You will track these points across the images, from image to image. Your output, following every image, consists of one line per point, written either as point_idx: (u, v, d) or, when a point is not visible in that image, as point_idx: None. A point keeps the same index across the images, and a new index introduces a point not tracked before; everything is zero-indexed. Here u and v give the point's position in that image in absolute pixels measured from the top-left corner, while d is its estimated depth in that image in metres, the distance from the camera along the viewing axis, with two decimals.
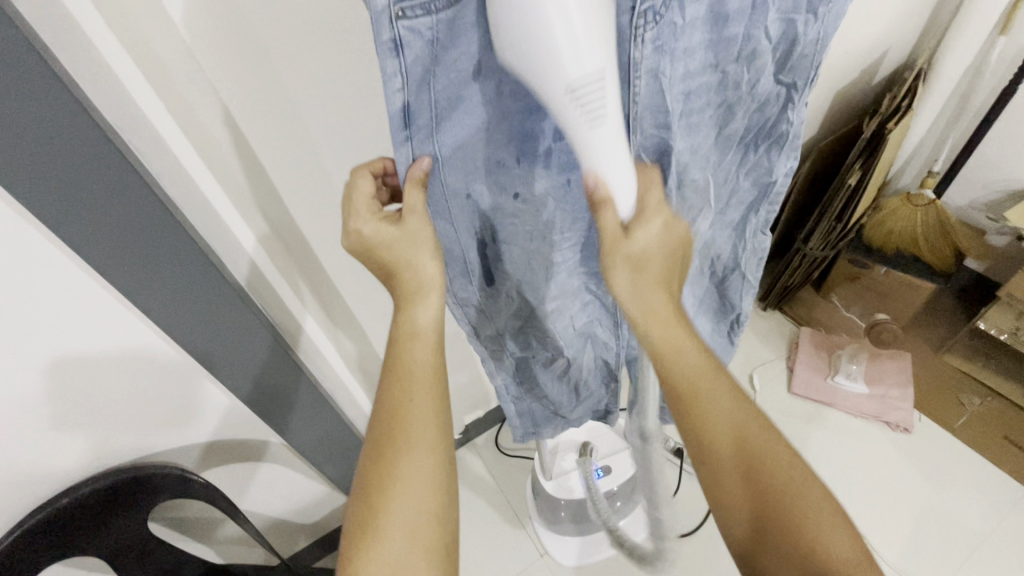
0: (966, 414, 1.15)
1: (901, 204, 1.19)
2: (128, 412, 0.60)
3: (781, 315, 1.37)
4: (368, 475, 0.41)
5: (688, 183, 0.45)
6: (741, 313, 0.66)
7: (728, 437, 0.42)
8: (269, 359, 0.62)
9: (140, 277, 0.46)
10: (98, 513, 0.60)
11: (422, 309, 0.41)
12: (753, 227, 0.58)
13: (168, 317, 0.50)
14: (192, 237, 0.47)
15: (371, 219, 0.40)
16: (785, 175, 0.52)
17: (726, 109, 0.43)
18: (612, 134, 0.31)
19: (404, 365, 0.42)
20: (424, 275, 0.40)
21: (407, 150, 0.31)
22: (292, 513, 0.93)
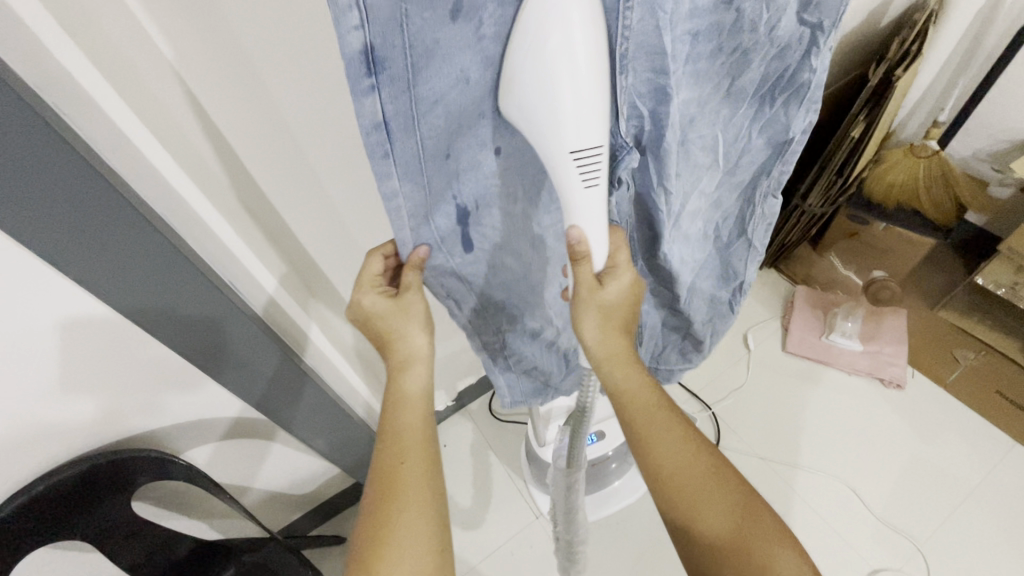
0: (959, 369, 1.15)
1: (902, 156, 1.15)
2: (99, 402, 0.56)
3: (778, 274, 1.35)
4: (367, 544, 0.43)
5: (691, 138, 0.41)
6: (743, 281, 0.62)
7: (673, 468, 0.47)
8: (248, 343, 0.58)
9: (91, 262, 0.42)
10: (81, 497, 0.58)
11: (410, 376, 0.48)
12: (763, 191, 0.54)
13: (124, 302, 0.46)
14: (147, 219, 0.42)
15: (373, 292, 0.46)
16: (803, 133, 0.47)
17: (739, 57, 0.38)
18: (601, 195, 0.35)
19: (396, 437, 0.46)
20: (413, 347, 0.48)
21: (373, 102, 0.26)
22: (288, 486, 0.92)
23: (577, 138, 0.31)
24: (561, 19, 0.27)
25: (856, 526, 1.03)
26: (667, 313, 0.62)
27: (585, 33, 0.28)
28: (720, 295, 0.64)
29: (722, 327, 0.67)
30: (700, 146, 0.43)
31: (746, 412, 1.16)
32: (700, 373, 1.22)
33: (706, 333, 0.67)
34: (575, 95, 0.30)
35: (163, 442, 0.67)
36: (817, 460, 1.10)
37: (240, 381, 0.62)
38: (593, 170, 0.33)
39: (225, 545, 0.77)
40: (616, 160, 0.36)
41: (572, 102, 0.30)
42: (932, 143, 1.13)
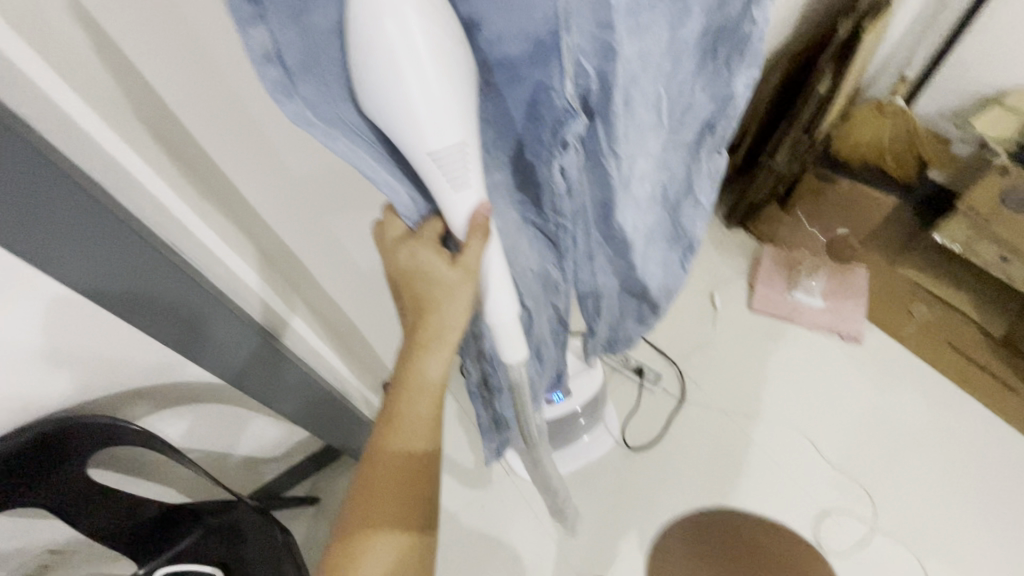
0: (915, 322, 1.20)
1: (869, 113, 1.14)
2: (48, 372, 0.55)
3: (746, 234, 1.36)
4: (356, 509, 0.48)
5: (638, 99, 0.39)
6: (693, 239, 0.61)
7: None
8: (200, 306, 0.55)
9: (19, 226, 0.39)
10: (24, 465, 0.57)
11: (432, 363, 0.44)
12: (707, 148, 0.53)
13: (63, 267, 0.44)
14: (74, 178, 0.39)
15: (433, 252, 0.39)
16: (745, 90, 0.47)
17: (681, 6, 0.37)
18: (475, 196, 0.36)
19: (400, 416, 0.45)
20: (447, 330, 0.43)
21: (263, 34, 0.26)
22: (259, 451, 0.92)
23: (434, 141, 0.32)
24: (389, 20, 0.27)
25: (813, 472, 1.08)
26: (621, 285, 0.61)
27: (421, 22, 0.28)
28: (671, 258, 0.62)
29: (676, 286, 0.66)
30: (646, 108, 0.40)
31: (713, 368, 1.19)
32: (668, 331, 1.24)
33: (661, 297, 0.66)
34: (423, 88, 0.30)
35: (118, 408, 0.65)
36: (779, 413, 1.14)
37: (194, 348, 0.59)
38: (459, 172, 0.34)
39: (193, 508, 0.74)
40: (563, 123, 0.35)
41: (425, 112, 0.30)
42: (898, 100, 1.13)
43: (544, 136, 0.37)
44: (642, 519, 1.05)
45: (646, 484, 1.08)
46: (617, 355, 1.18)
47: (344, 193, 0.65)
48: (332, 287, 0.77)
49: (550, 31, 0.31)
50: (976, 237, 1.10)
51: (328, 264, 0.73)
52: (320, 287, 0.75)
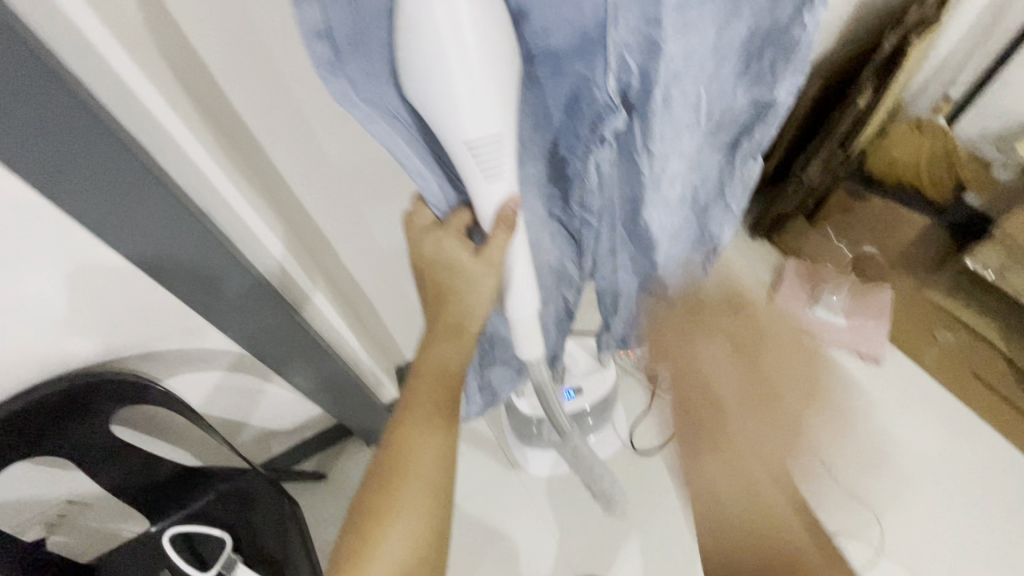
0: (936, 348, 1.17)
1: (907, 130, 1.11)
2: (80, 328, 0.57)
3: (768, 244, 1.36)
4: (369, 501, 0.46)
5: (678, 99, 0.38)
6: (719, 244, 0.60)
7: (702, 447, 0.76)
8: (228, 276, 0.56)
9: (73, 188, 0.41)
10: (44, 419, 0.59)
11: (451, 350, 0.45)
12: (743, 152, 0.53)
13: (109, 227, 0.45)
14: (123, 142, 0.40)
15: (457, 243, 0.40)
16: (787, 96, 0.47)
17: (732, 6, 0.36)
18: (506, 189, 0.36)
19: (417, 404, 0.46)
20: (467, 320, 0.44)
21: (315, 11, 0.27)
22: (272, 424, 0.94)
23: (471, 129, 0.32)
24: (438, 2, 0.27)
25: None
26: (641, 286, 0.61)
27: (469, 5, 0.28)
28: (693, 262, 0.62)
29: None
30: (686, 109, 0.40)
31: None
32: None
33: None
34: (466, 75, 0.30)
35: (143, 369, 0.67)
36: None
37: (221, 314, 0.61)
38: (491, 162, 0.34)
39: (205, 471, 0.76)
40: (603, 118, 0.36)
41: (466, 102, 0.31)
42: (939, 120, 1.11)
43: (582, 130, 0.39)
44: (644, 523, 1.05)
45: (650, 488, 1.08)
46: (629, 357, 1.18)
47: (369, 173, 0.66)
48: (351, 264, 0.79)
49: (597, 23, 0.32)
50: (1012, 264, 1.04)
51: (350, 241, 0.75)
52: (339, 262, 0.77)
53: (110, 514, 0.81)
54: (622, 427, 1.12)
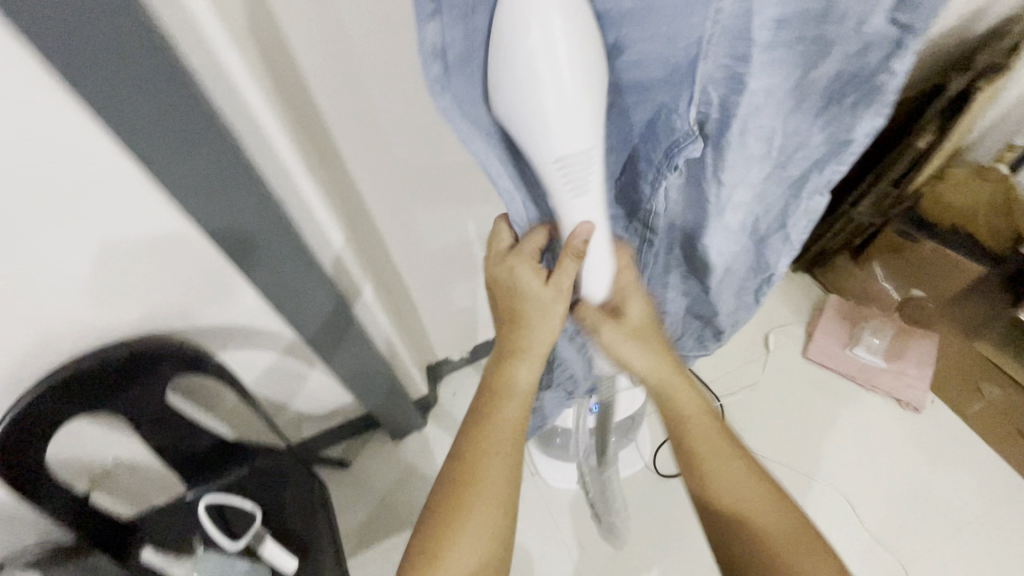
0: (981, 402, 1.11)
1: (969, 176, 1.03)
2: (148, 294, 0.61)
3: (811, 279, 1.35)
4: (444, 508, 0.47)
5: (754, 132, 0.39)
6: (774, 274, 0.61)
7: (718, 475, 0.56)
8: (292, 261, 0.60)
9: (175, 172, 0.44)
10: (115, 380, 0.63)
11: (521, 369, 0.49)
12: (811, 189, 0.51)
13: (199, 210, 0.49)
14: (225, 136, 0.43)
15: (529, 270, 0.44)
16: (865, 136, 0.46)
17: (818, 48, 0.37)
18: (589, 204, 0.38)
19: (491, 418, 0.49)
20: (534, 342, 0.48)
21: (435, 30, 0.29)
22: (308, 408, 0.98)
23: (560, 145, 0.33)
24: (543, 32, 0.29)
25: (845, 539, 1.04)
26: (692, 305, 0.63)
27: (572, 30, 0.29)
28: (748, 287, 0.63)
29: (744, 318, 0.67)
30: (760, 143, 0.40)
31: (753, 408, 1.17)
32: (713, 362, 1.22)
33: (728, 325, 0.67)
34: (559, 91, 0.31)
35: (202, 341, 0.71)
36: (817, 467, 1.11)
37: (281, 297, 0.64)
38: (578, 177, 0.36)
39: (245, 446, 0.79)
40: (680, 147, 0.37)
41: (555, 117, 0.32)
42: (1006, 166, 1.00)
43: (656, 156, 0.39)
44: (662, 547, 1.04)
45: (668, 511, 1.07)
46: None
47: (427, 171, 0.70)
48: (400, 260, 0.83)
49: (688, 58, 0.33)
50: None
51: (402, 237, 0.79)
52: (388, 256, 0.80)
53: (152, 478, 0.85)
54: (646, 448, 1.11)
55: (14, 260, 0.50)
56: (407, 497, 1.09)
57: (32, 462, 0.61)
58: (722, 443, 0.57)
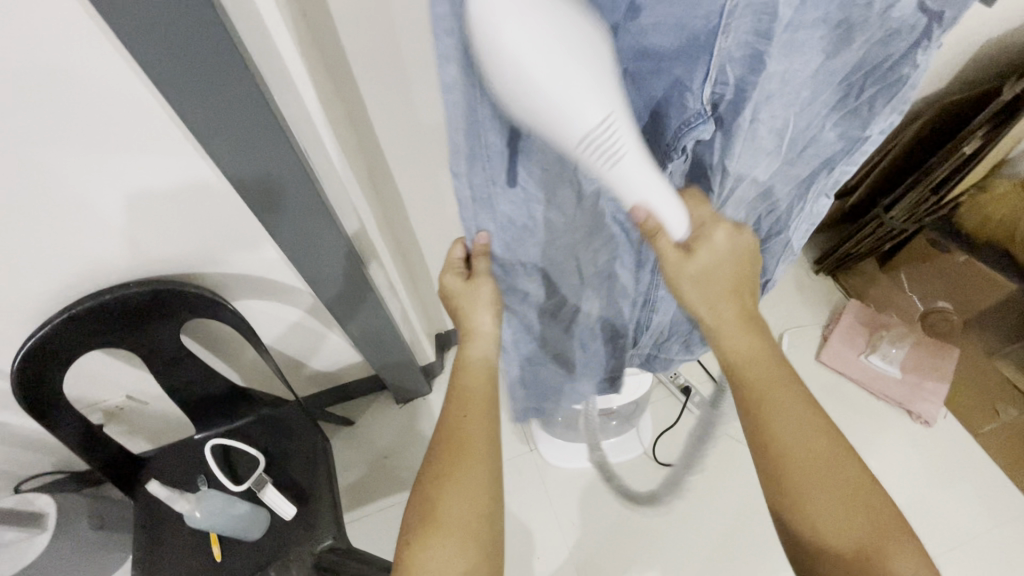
0: (996, 423, 1.08)
1: (1012, 189, 0.99)
2: (171, 237, 0.61)
3: (832, 282, 1.31)
4: (430, 471, 0.49)
5: (765, 119, 0.38)
6: (770, 278, 0.61)
7: (791, 435, 0.44)
8: (310, 216, 0.59)
9: (200, 112, 0.44)
10: (131, 318, 0.64)
11: (474, 346, 0.55)
12: (816, 185, 0.51)
13: (221, 153, 0.48)
14: (254, 80, 0.42)
15: (451, 275, 0.52)
16: (879, 133, 0.46)
17: (842, 34, 0.35)
18: (634, 164, 0.32)
19: (463, 389, 0.53)
20: (479, 325, 0.53)
21: None
22: (317, 364, 0.99)
23: (581, 119, 0.28)
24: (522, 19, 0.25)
25: None
26: None
27: None
28: None
29: None
30: (770, 132, 0.40)
31: None
32: None
33: None
34: (556, 67, 0.27)
35: (218, 287, 0.72)
36: None
37: (297, 251, 0.64)
38: (614, 147, 0.31)
39: (251, 395, 0.80)
40: (690, 126, 0.35)
41: (562, 96, 0.27)
42: None
43: (664, 139, 0.38)
44: (652, 535, 1.04)
45: (663, 501, 1.07)
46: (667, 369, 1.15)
47: None
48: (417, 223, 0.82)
49: (709, 29, 0.31)
50: None
51: (422, 201, 0.78)
52: (406, 221, 0.80)
53: (163, 415, 0.88)
54: (647, 435, 1.11)
55: (40, 190, 0.51)
56: (405, 462, 1.11)
57: (49, 388, 0.63)
58: (791, 391, 0.45)
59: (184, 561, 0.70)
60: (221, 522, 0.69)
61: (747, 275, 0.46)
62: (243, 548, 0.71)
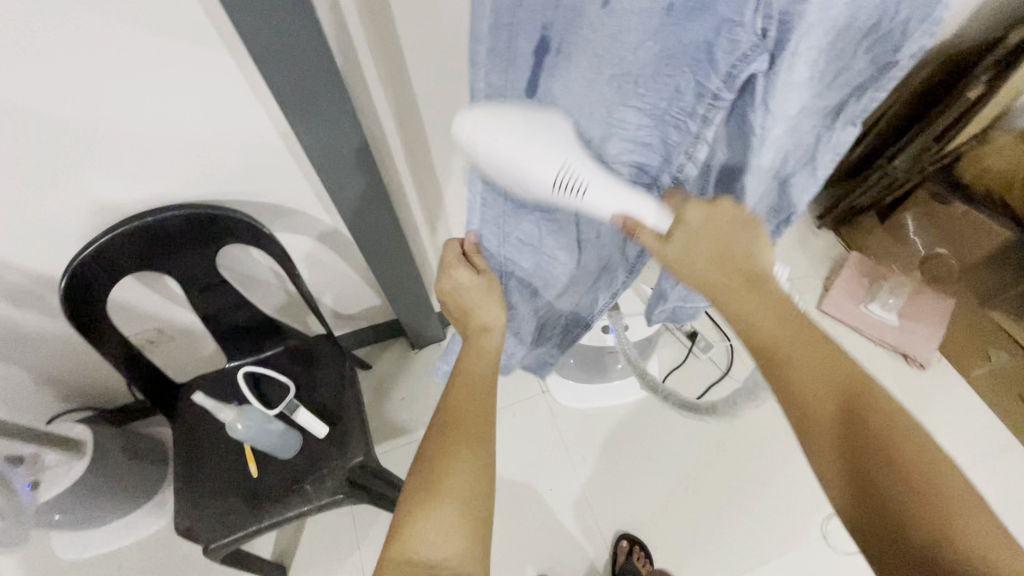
0: (988, 366, 1.12)
1: (1012, 140, 1.00)
2: (210, 157, 0.64)
3: (835, 236, 1.37)
4: (433, 449, 0.50)
5: (803, 54, 0.34)
6: (794, 213, 0.55)
7: (814, 391, 0.40)
8: (345, 145, 0.61)
9: (254, 33, 0.45)
10: (172, 241, 0.67)
11: (488, 338, 0.59)
12: (849, 118, 0.45)
13: (271, 77, 0.50)
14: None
15: (460, 267, 0.54)
16: (912, 57, 0.39)
17: None
18: (600, 199, 0.40)
19: (466, 374, 0.57)
20: (491, 317, 0.58)
21: None
22: (341, 304, 1.04)
23: (542, 174, 0.39)
24: (490, 126, 0.37)
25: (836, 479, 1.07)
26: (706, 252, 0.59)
27: None
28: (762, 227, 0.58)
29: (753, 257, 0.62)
30: (805, 65, 0.35)
31: None
32: None
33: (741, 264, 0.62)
34: (508, 141, 0.37)
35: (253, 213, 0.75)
36: None
37: (331, 181, 0.66)
38: (578, 183, 0.39)
39: (280, 325, 0.83)
40: (745, 61, 0.34)
41: (523, 167, 0.38)
42: None
43: (711, 82, 0.36)
44: (655, 469, 1.08)
45: (665, 437, 1.11)
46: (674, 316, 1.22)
47: None
48: (446, 181, 0.81)
49: None
50: None
51: None
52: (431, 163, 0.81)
53: (194, 348, 0.91)
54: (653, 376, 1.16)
55: (88, 102, 0.53)
56: (421, 403, 1.15)
57: (92, 309, 0.66)
58: (806, 352, 0.42)
59: (225, 474, 0.74)
60: (260, 437, 0.73)
61: (734, 246, 0.45)
62: (278, 465, 0.75)
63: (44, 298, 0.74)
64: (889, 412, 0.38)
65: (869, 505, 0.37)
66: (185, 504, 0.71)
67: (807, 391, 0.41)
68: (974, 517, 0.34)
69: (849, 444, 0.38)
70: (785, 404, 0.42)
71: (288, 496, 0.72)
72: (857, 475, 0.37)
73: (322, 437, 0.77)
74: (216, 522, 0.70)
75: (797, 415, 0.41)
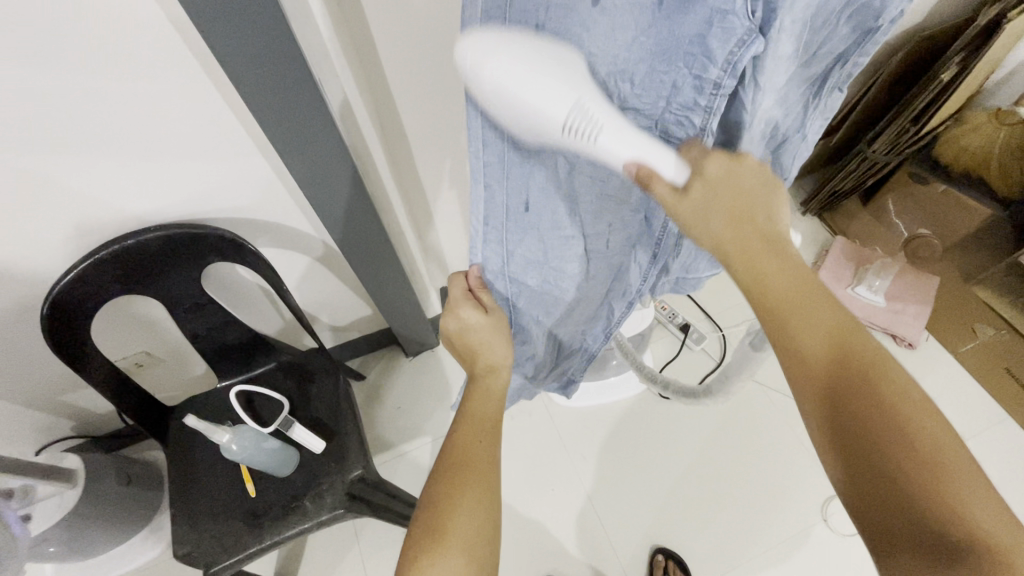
0: (974, 341, 1.14)
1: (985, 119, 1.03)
2: (192, 176, 0.63)
3: (819, 221, 1.39)
4: (439, 496, 0.49)
5: (790, 25, 0.31)
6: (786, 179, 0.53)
7: (817, 349, 0.38)
8: (329, 159, 0.61)
9: (232, 53, 0.44)
10: (155, 262, 0.66)
11: (497, 378, 0.59)
12: (831, 84, 0.45)
13: (250, 96, 0.49)
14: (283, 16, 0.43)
15: (467, 306, 0.54)
16: (892, 19, 0.39)
17: None
18: (620, 146, 0.34)
19: (471, 416, 0.57)
20: (497, 356, 0.58)
21: None
22: (332, 317, 1.03)
23: (552, 115, 0.32)
24: (496, 56, 0.31)
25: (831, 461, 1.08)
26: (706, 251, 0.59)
27: None
28: None
29: None
30: (792, 35, 0.33)
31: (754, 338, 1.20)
32: (718, 296, 1.26)
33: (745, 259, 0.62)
34: (518, 83, 0.31)
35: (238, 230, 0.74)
36: None
37: (316, 195, 0.66)
38: (592, 126, 0.33)
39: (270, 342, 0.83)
40: (738, 50, 0.30)
41: (528, 110, 0.32)
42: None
43: (707, 74, 0.32)
44: (654, 463, 1.09)
45: (663, 431, 1.12)
46: (665, 310, 1.20)
47: None
48: (431, 188, 0.80)
49: None
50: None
51: None
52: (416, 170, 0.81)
53: (183, 370, 0.90)
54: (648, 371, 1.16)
55: (63, 129, 0.52)
56: (419, 411, 1.14)
57: (75, 334, 0.65)
58: (812, 310, 0.39)
59: (223, 496, 0.73)
60: (255, 456, 0.72)
61: (748, 200, 0.40)
62: (277, 482, 0.74)
63: (28, 327, 0.73)
64: (891, 375, 0.36)
65: (860, 466, 0.35)
66: (182, 528, 0.70)
67: (811, 351, 0.39)
68: (972, 481, 0.33)
69: (848, 402, 0.36)
70: (786, 362, 0.40)
71: (288, 514, 0.71)
72: (856, 434, 0.36)
73: (319, 453, 0.76)
74: (216, 545, 0.68)
75: (799, 373, 0.39)
